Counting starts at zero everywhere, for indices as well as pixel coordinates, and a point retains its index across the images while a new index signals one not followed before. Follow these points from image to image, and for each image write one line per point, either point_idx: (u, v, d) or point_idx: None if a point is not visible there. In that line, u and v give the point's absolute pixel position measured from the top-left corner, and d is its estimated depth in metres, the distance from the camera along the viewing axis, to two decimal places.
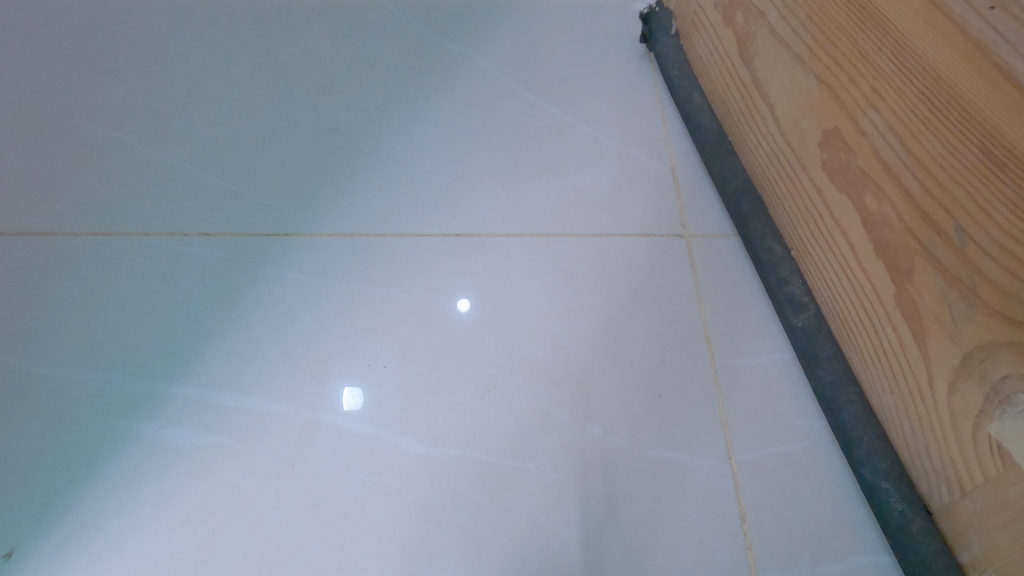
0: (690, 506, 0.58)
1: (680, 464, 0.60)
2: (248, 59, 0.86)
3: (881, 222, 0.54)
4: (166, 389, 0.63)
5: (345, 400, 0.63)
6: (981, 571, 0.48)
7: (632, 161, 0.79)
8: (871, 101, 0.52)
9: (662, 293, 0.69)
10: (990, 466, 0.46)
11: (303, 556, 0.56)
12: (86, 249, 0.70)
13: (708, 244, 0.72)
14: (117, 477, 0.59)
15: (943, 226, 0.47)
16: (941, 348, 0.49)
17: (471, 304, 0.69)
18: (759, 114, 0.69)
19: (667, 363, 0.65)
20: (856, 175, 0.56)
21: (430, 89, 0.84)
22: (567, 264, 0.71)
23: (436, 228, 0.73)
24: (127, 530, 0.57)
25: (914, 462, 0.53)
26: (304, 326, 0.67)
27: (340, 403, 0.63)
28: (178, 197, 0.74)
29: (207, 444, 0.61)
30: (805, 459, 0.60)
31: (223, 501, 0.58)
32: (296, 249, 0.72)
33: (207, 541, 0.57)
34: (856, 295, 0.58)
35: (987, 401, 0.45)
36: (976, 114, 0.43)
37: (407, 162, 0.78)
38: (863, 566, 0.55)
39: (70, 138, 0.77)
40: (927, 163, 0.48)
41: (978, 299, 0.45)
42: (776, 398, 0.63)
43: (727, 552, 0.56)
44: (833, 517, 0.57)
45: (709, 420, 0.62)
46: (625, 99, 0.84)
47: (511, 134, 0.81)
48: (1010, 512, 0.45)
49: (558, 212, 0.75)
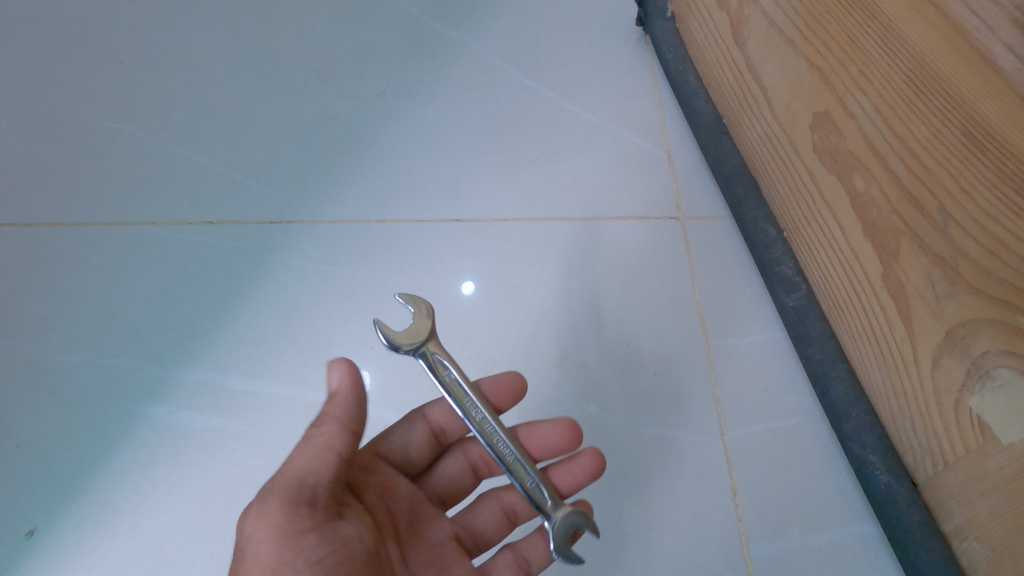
0: (684, 483, 0.60)
1: (674, 441, 0.62)
2: (249, 48, 0.87)
3: (869, 203, 0.55)
4: (175, 374, 0.66)
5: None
6: (963, 539, 0.50)
7: (629, 145, 0.80)
8: (859, 84, 0.53)
9: (657, 274, 0.71)
10: (971, 438, 0.48)
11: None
12: (95, 238, 0.72)
13: (703, 226, 0.73)
14: (131, 459, 0.62)
15: (927, 206, 0.48)
16: (926, 326, 0.50)
17: (474, 287, 0.70)
18: (752, 97, 0.70)
19: (663, 343, 0.67)
20: (845, 157, 0.57)
21: (429, 76, 0.85)
22: (564, 248, 0.73)
23: (436, 214, 0.75)
24: (142, 509, 0.60)
25: (901, 436, 0.55)
26: (308, 312, 0.69)
27: None
28: (182, 186, 0.76)
29: (216, 426, 0.63)
30: (796, 435, 0.62)
31: (233, 481, 0.61)
32: (299, 236, 0.73)
33: (219, 519, 0.59)
34: (846, 275, 0.59)
35: (968, 376, 0.47)
36: (956, 99, 0.44)
37: (406, 150, 0.79)
38: (850, 537, 0.57)
39: (76, 130, 0.79)
40: (912, 145, 0.49)
41: (960, 278, 0.46)
42: (768, 377, 0.64)
43: (719, 526, 0.58)
44: (823, 492, 0.59)
45: (703, 398, 0.64)
46: (622, 83, 0.85)
47: (509, 119, 0.82)
48: (991, 481, 0.47)
49: (555, 197, 0.76)
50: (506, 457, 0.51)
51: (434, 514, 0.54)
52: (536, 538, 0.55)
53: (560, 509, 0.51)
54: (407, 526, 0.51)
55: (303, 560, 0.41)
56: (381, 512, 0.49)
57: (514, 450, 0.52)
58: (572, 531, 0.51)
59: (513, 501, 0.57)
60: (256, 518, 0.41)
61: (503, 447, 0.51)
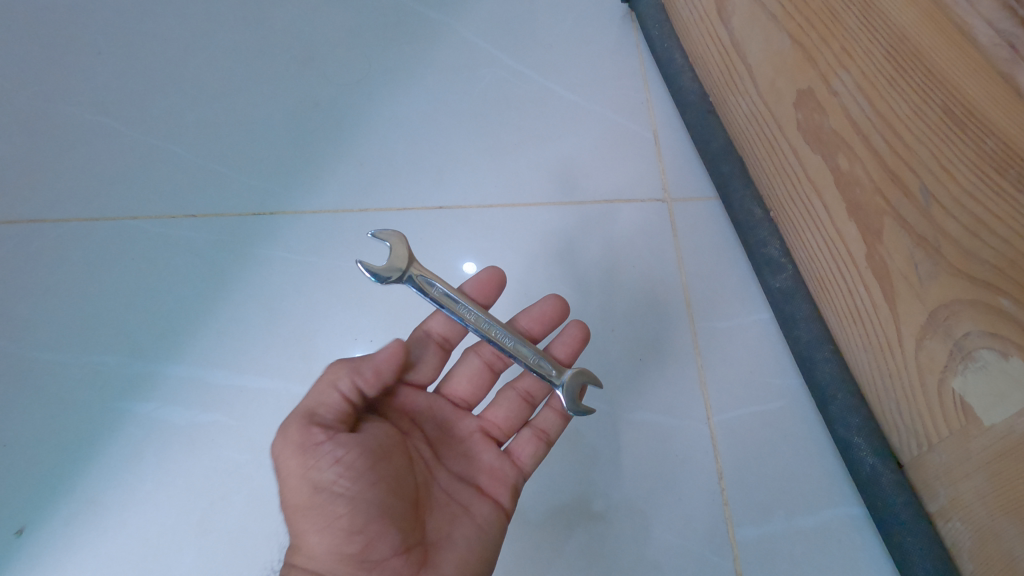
0: (669, 468, 0.60)
1: (660, 427, 0.61)
2: (227, 36, 0.85)
3: (853, 182, 0.54)
4: (160, 370, 0.65)
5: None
6: (948, 520, 0.50)
7: (614, 126, 0.78)
8: (842, 61, 0.52)
9: (643, 258, 0.70)
10: (955, 419, 0.47)
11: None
12: (75, 235, 0.72)
13: (689, 208, 0.72)
14: (118, 456, 0.62)
15: (910, 185, 0.48)
16: (909, 307, 0.50)
17: (476, 265, 0.70)
18: (737, 75, 0.69)
19: (649, 328, 0.66)
20: (828, 135, 0.56)
21: (410, 59, 0.83)
22: (547, 233, 0.72)
23: (419, 202, 0.74)
24: (130, 505, 0.60)
25: (887, 418, 0.55)
26: (293, 305, 0.68)
27: None
28: (163, 179, 0.75)
29: (202, 421, 0.63)
30: (783, 418, 0.61)
31: (220, 475, 0.61)
32: (281, 228, 0.72)
33: (207, 514, 0.60)
34: (831, 256, 0.59)
35: (950, 357, 0.47)
36: (937, 75, 0.43)
37: (388, 137, 0.78)
38: (836, 519, 0.57)
39: (54, 124, 0.78)
40: (894, 124, 0.48)
41: (943, 259, 0.46)
42: (755, 359, 0.64)
43: (704, 509, 0.58)
44: (809, 475, 0.59)
45: (689, 383, 0.63)
46: (608, 62, 0.83)
47: (492, 103, 0.80)
48: (974, 463, 0.47)
49: (540, 181, 0.75)
50: (507, 346, 0.55)
51: (458, 415, 0.55)
52: (552, 412, 0.56)
53: (562, 376, 0.56)
54: (434, 432, 0.54)
55: (323, 463, 0.44)
56: (406, 423, 0.52)
57: (513, 336, 0.55)
58: (579, 389, 0.56)
59: (523, 387, 0.58)
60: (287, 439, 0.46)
61: (502, 336, 0.55)
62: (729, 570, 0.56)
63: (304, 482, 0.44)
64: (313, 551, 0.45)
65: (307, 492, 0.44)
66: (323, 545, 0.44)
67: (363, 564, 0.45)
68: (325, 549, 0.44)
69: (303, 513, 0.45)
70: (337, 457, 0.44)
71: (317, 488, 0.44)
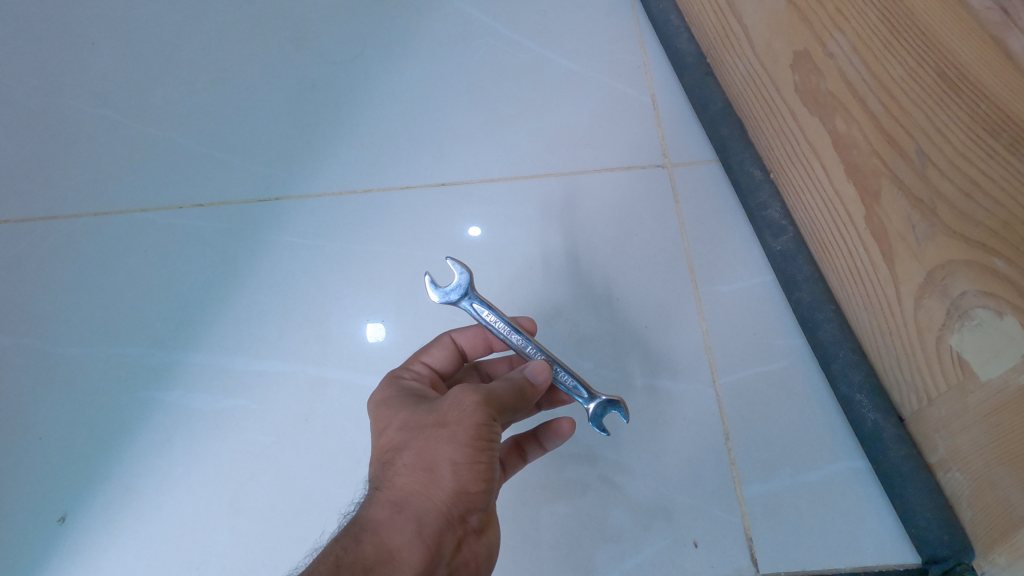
0: (676, 431, 0.62)
1: (666, 392, 0.63)
2: (220, 21, 0.85)
3: (850, 144, 0.55)
4: (181, 359, 0.68)
5: (369, 334, 0.68)
6: (947, 470, 0.52)
7: (613, 91, 0.78)
8: (837, 21, 0.54)
9: (646, 226, 0.70)
10: (953, 374, 0.50)
11: (307, 509, 0.62)
12: (86, 231, 0.73)
13: (690, 172, 0.72)
14: (148, 443, 0.65)
15: (904, 147, 0.50)
16: (908, 267, 0.52)
17: (482, 229, 0.72)
18: (733, 36, 0.69)
19: (653, 296, 0.67)
20: (826, 97, 0.57)
21: (404, 34, 0.83)
22: (549, 205, 0.72)
23: (423, 178, 0.74)
24: (162, 489, 0.63)
25: (888, 373, 0.56)
26: (304, 289, 0.70)
27: (366, 335, 0.68)
28: (166, 170, 0.76)
29: (225, 406, 0.66)
30: (786, 378, 0.63)
31: (247, 456, 0.64)
32: (287, 212, 0.73)
33: (237, 494, 0.63)
34: (831, 217, 0.59)
35: (947, 316, 0.49)
36: (932, 39, 0.46)
37: (386, 115, 0.78)
38: (840, 472, 0.59)
39: (56, 119, 0.79)
40: (890, 87, 0.50)
41: (937, 219, 0.48)
42: (757, 321, 0.65)
43: (711, 467, 0.61)
44: (813, 431, 0.61)
45: (693, 349, 0.65)
46: (605, 24, 0.82)
47: (489, 74, 0.80)
48: (971, 416, 0.49)
49: (540, 152, 0.75)
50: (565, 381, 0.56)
51: None
52: (535, 445, 0.58)
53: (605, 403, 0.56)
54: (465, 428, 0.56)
55: (491, 432, 0.49)
56: None
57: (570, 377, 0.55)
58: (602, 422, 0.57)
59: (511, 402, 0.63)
60: (467, 395, 0.49)
61: (563, 378, 0.56)
62: (736, 525, 0.59)
63: (474, 427, 0.48)
64: (438, 480, 0.47)
65: (467, 435, 0.47)
66: (452, 478, 0.47)
67: (464, 511, 0.48)
68: (450, 485, 0.47)
69: (449, 448, 0.47)
70: (496, 433, 0.49)
71: (483, 442, 0.48)
